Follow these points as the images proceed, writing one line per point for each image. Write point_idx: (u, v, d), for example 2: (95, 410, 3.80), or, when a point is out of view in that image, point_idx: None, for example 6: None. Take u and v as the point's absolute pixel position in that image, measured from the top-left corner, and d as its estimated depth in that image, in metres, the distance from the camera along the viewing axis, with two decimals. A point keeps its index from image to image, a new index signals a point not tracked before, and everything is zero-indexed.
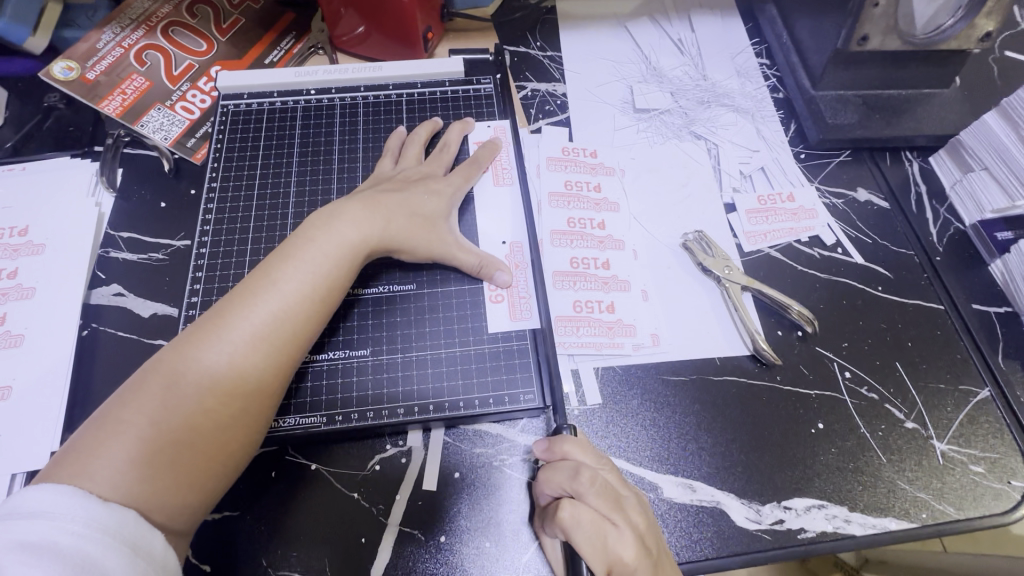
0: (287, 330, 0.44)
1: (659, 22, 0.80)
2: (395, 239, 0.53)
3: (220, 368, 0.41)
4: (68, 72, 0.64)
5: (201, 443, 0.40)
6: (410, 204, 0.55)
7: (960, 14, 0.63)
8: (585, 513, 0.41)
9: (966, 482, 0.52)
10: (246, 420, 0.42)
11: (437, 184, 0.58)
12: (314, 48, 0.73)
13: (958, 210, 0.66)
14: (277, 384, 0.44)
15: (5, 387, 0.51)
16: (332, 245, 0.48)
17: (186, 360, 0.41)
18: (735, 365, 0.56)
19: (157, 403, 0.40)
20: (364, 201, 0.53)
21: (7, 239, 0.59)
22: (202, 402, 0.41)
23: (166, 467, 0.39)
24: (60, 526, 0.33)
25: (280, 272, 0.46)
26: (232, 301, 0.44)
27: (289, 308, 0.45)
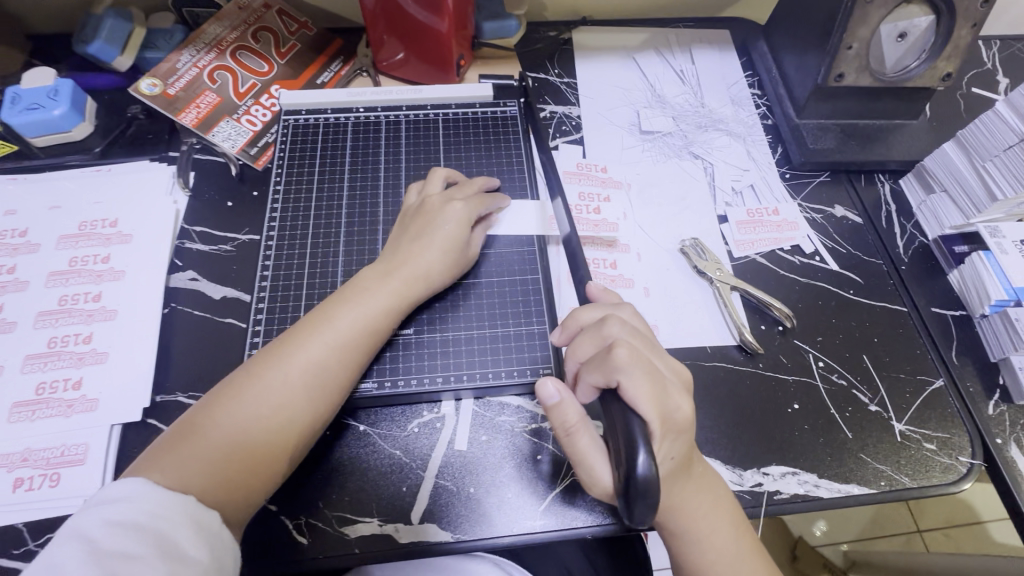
0: (335, 365, 0.54)
1: (663, 55, 0.90)
2: (430, 275, 0.60)
3: (276, 390, 0.52)
4: (153, 88, 0.74)
5: (252, 452, 0.50)
6: (441, 241, 0.60)
7: (923, 57, 0.73)
8: (638, 354, 0.46)
9: (920, 456, 0.61)
10: (292, 437, 0.52)
11: (454, 206, 0.62)
12: (360, 70, 0.84)
13: (923, 225, 0.76)
14: (320, 411, 0.53)
15: (102, 353, 0.60)
16: (383, 293, 0.57)
17: (252, 383, 0.52)
18: (723, 353, 0.65)
19: (227, 420, 0.50)
20: (401, 255, 0.60)
21: (99, 229, 0.68)
22: (260, 420, 0.51)
23: (223, 468, 0.48)
24: (138, 507, 0.42)
25: (336, 314, 0.55)
26: (294, 336, 0.54)
27: (338, 346, 0.54)
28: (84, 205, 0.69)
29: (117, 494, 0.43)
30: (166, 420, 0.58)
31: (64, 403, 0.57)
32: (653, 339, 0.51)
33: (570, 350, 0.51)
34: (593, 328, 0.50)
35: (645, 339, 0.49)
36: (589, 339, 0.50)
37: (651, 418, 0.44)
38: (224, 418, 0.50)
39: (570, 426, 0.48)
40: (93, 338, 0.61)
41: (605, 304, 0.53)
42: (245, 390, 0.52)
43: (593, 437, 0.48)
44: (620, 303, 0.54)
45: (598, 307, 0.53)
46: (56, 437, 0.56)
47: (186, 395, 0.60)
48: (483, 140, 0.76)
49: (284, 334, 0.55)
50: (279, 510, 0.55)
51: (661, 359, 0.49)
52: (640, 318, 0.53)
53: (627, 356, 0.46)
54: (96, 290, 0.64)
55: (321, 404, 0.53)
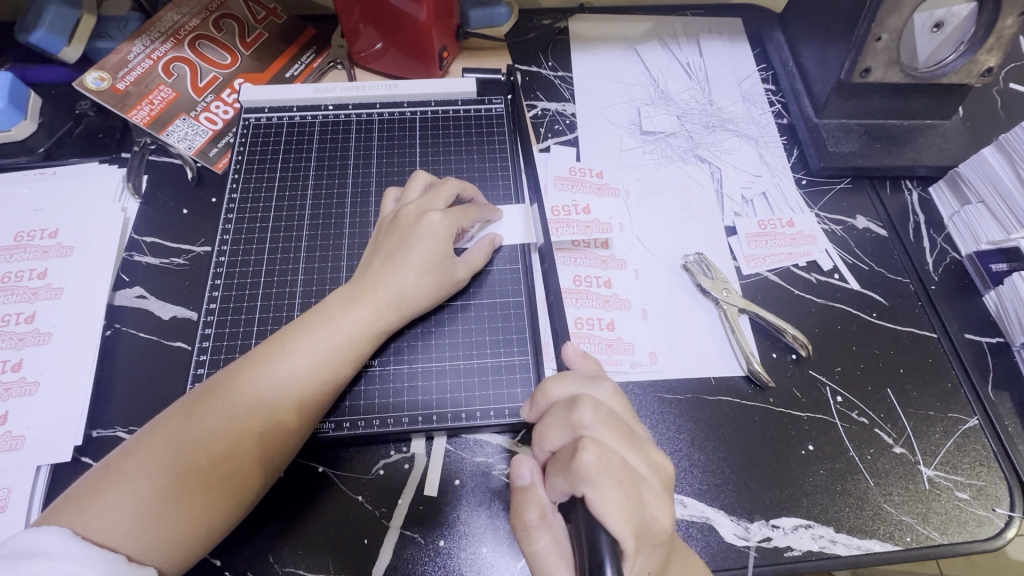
0: (292, 402, 0.47)
1: (668, 46, 0.82)
2: (405, 301, 0.53)
3: (223, 431, 0.45)
4: (100, 82, 0.67)
5: (188, 501, 0.42)
6: (422, 259, 0.53)
7: (961, 50, 0.65)
8: (611, 455, 0.40)
9: (951, 507, 0.54)
10: (241, 484, 0.45)
11: (433, 218, 0.55)
12: (333, 63, 0.76)
13: (955, 240, 0.68)
14: (274, 455, 0.46)
15: (33, 381, 0.54)
16: (350, 323, 0.50)
17: (195, 421, 0.45)
18: (730, 385, 0.58)
19: (161, 457, 0.43)
20: (372, 277, 0.53)
21: (37, 240, 0.62)
22: (202, 465, 0.43)
23: (158, 522, 0.41)
24: (60, 567, 0.35)
25: (296, 343, 0.49)
26: (245, 367, 0.47)
27: (295, 378, 0.47)
28: (22, 213, 0.63)
29: (37, 547, 0.36)
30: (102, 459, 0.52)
31: None
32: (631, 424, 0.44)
33: (539, 434, 0.44)
34: (563, 413, 0.43)
35: (622, 429, 0.42)
36: (558, 426, 0.43)
37: (625, 536, 0.37)
38: (156, 459, 0.43)
39: (530, 523, 0.41)
40: (23, 366, 0.55)
41: (579, 378, 0.47)
42: (185, 429, 0.44)
43: (555, 535, 0.41)
44: (596, 377, 0.47)
45: (572, 381, 0.46)
46: None
47: (126, 430, 0.53)
48: (466, 141, 0.69)
49: (234, 364, 0.48)
50: (223, 565, 0.49)
51: (640, 453, 0.42)
52: (616, 397, 0.46)
53: (596, 461, 0.38)
54: (30, 310, 0.58)
55: (276, 446, 0.46)
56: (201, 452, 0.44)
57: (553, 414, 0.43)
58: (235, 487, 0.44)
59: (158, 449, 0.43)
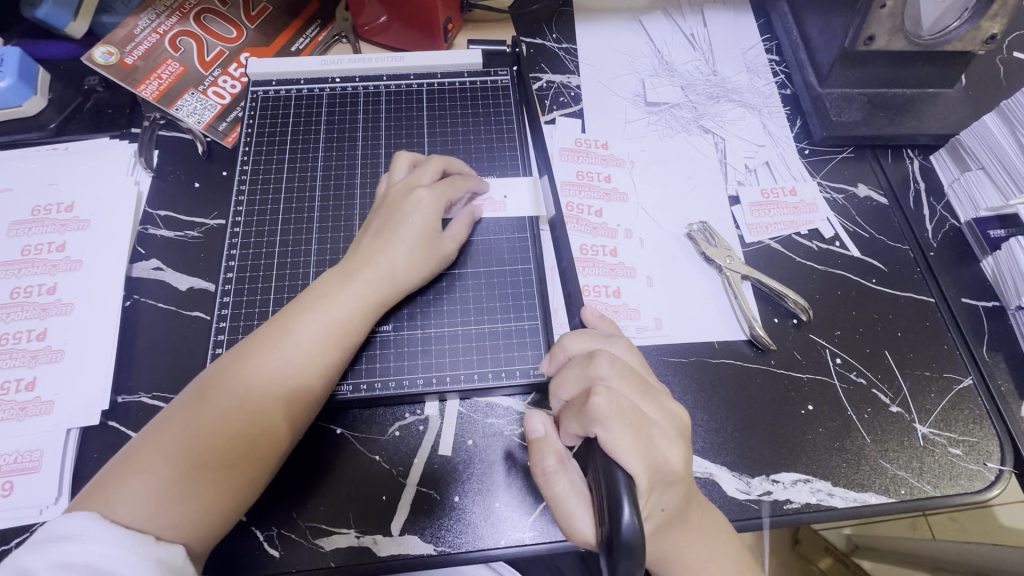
0: (295, 380, 0.48)
1: (672, 17, 0.82)
2: (400, 274, 0.54)
3: (233, 414, 0.46)
4: (108, 57, 0.68)
5: (208, 481, 0.44)
6: (410, 233, 0.54)
7: (965, 16, 0.65)
8: (623, 397, 0.41)
9: (944, 462, 0.56)
10: (255, 461, 0.46)
11: (420, 193, 0.56)
12: (338, 37, 0.76)
13: (955, 207, 0.69)
14: (282, 431, 0.48)
15: (58, 350, 0.56)
16: (349, 298, 0.52)
17: (204, 407, 0.46)
18: (733, 349, 0.60)
19: (176, 443, 0.45)
20: (366, 254, 0.54)
21: (54, 214, 0.63)
22: (215, 446, 0.45)
23: (181, 501, 0.43)
24: (91, 547, 0.38)
25: (297, 323, 0.50)
26: (251, 350, 0.49)
27: (296, 357, 0.49)
28: (38, 188, 0.64)
29: (66, 531, 0.38)
30: (129, 423, 0.54)
31: (16, 405, 0.53)
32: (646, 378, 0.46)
33: (553, 387, 0.46)
34: (580, 365, 0.45)
35: (639, 381, 0.44)
36: (573, 376, 0.45)
37: (638, 472, 0.39)
38: (172, 445, 0.45)
39: (549, 467, 0.43)
40: (48, 335, 0.57)
41: (597, 336, 0.49)
42: (196, 415, 0.46)
43: (573, 480, 0.43)
44: (613, 335, 0.49)
45: (590, 337, 0.49)
46: (9, 442, 0.52)
47: (151, 395, 0.55)
48: (472, 114, 0.69)
49: (238, 349, 0.50)
50: (249, 521, 0.51)
51: (656, 403, 0.44)
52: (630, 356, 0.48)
53: (607, 403, 0.40)
54: (50, 282, 0.59)
55: (285, 422, 0.48)
56: (215, 435, 0.45)
57: (569, 367, 0.46)
58: (252, 464, 0.46)
59: (174, 435, 0.45)
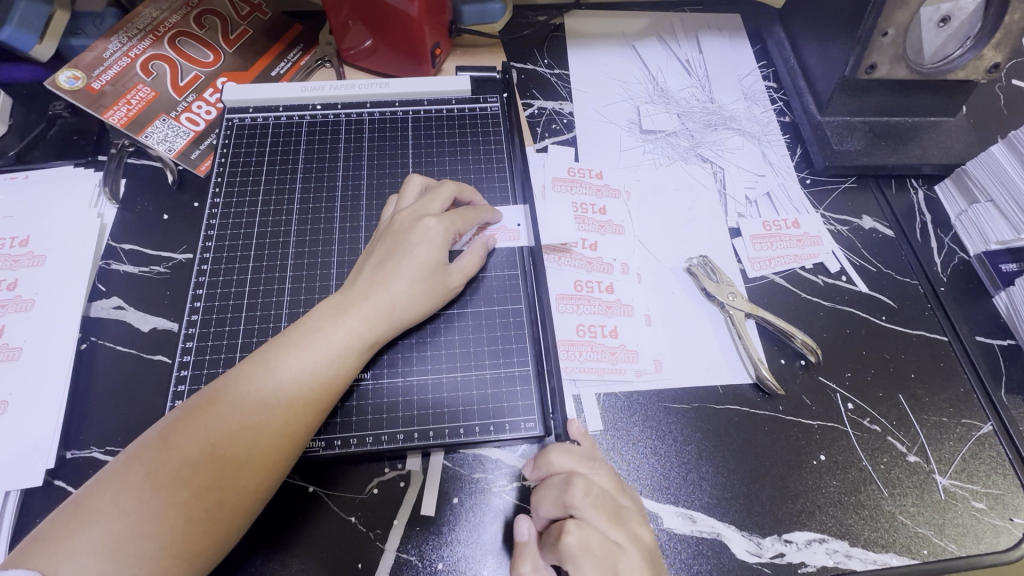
0: (279, 421, 0.44)
1: (667, 43, 0.80)
2: (399, 311, 0.50)
3: (207, 459, 0.41)
4: (73, 81, 0.64)
5: (170, 536, 0.39)
6: (412, 265, 0.51)
7: (968, 44, 0.63)
8: (593, 535, 0.41)
9: (968, 518, 0.52)
10: (228, 513, 0.41)
11: (428, 224, 0.52)
12: (321, 61, 0.73)
13: (963, 240, 0.66)
14: (259, 480, 0.43)
15: (1, 401, 0.51)
16: (341, 335, 0.47)
17: (173, 449, 0.41)
18: (737, 393, 0.56)
19: (136, 491, 0.39)
20: (362, 290, 0.50)
21: (7, 249, 0.58)
22: (184, 495, 0.40)
23: (137, 562, 0.37)
24: None
25: (281, 361, 0.46)
26: (229, 388, 0.44)
27: (281, 397, 0.44)
28: None
29: None
30: (76, 483, 0.49)
31: None
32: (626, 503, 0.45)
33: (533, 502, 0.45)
34: (556, 489, 0.44)
35: (610, 508, 0.43)
36: (550, 499, 0.44)
37: None
38: (132, 494, 0.39)
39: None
40: None
41: (581, 455, 0.47)
42: (164, 458, 0.41)
43: None
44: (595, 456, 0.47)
45: (573, 454, 0.46)
46: None
47: (103, 451, 0.50)
48: (460, 143, 0.66)
49: (214, 386, 0.45)
50: None
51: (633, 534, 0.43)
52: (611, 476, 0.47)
53: (578, 541, 0.41)
54: None
55: (264, 469, 0.43)
56: (183, 483, 0.40)
57: (548, 487, 0.45)
58: (221, 519, 0.41)
59: (134, 481, 0.40)
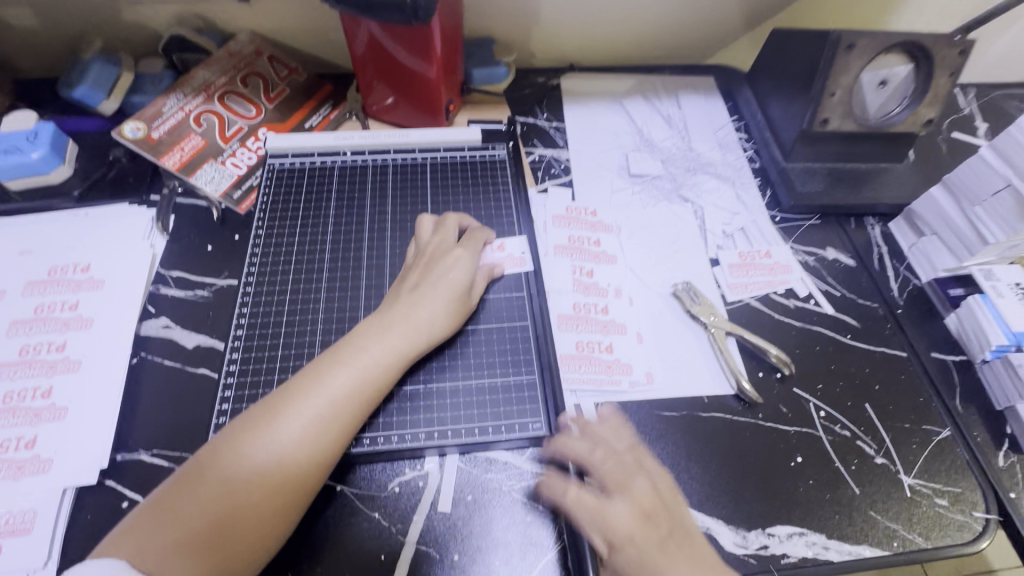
0: (329, 430, 0.49)
1: (650, 100, 0.92)
2: (433, 329, 0.57)
3: (269, 464, 0.47)
4: (136, 132, 0.73)
5: (242, 531, 0.45)
6: (443, 289, 0.59)
7: (906, 103, 0.75)
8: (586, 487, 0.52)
9: (932, 513, 0.57)
10: (283, 512, 0.47)
11: (456, 254, 0.62)
12: (348, 114, 0.84)
13: (915, 268, 0.75)
14: (311, 483, 0.48)
15: (62, 408, 0.57)
16: (382, 350, 0.54)
17: (240, 455, 0.47)
18: (721, 403, 0.63)
19: (211, 491, 0.45)
20: (400, 309, 0.57)
21: (70, 275, 0.65)
22: (250, 496, 0.46)
23: (216, 554, 0.43)
24: None
25: (331, 374, 0.52)
26: (287, 399, 0.50)
27: (331, 407, 0.50)
28: (57, 250, 0.67)
29: None
30: (126, 482, 0.54)
31: (14, 464, 0.53)
32: (639, 471, 0.53)
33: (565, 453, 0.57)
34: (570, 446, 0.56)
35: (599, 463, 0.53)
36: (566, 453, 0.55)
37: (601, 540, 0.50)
38: (209, 495, 0.45)
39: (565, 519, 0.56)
40: (53, 393, 0.57)
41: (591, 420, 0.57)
42: (232, 463, 0.46)
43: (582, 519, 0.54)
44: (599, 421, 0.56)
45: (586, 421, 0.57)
46: (4, 502, 0.51)
47: (150, 454, 0.55)
48: (471, 185, 0.75)
49: (272, 397, 0.50)
50: None
51: (635, 495, 0.51)
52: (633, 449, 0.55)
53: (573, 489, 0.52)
54: (61, 339, 0.61)
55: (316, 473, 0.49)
56: (251, 485, 0.46)
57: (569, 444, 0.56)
58: (282, 515, 0.47)
59: (209, 483, 0.45)
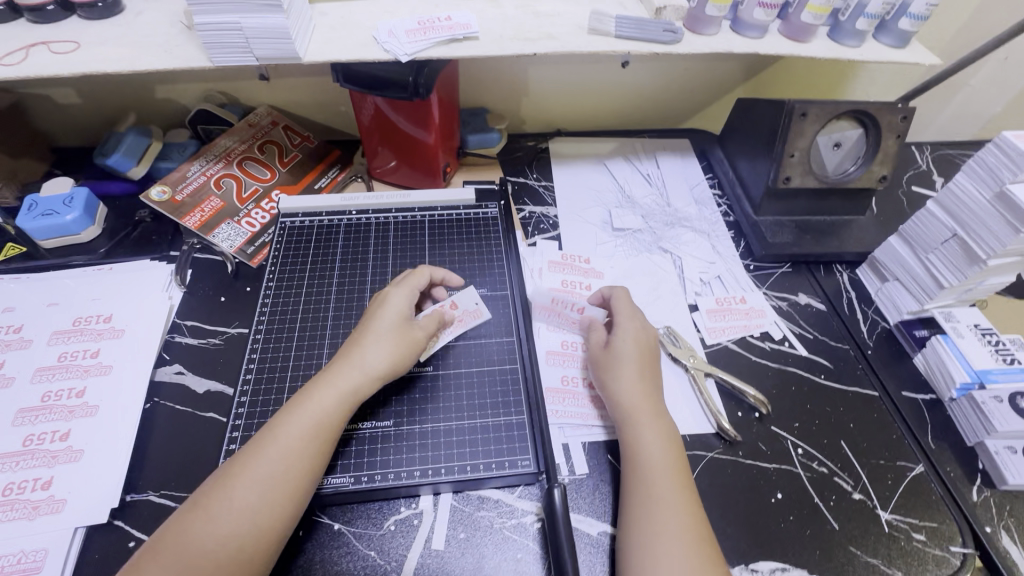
0: (291, 477, 0.51)
1: (631, 161, 1.00)
2: (375, 366, 0.59)
3: (237, 513, 0.48)
4: (162, 194, 0.79)
5: None
6: (382, 328, 0.61)
7: (858, 162, 0.83)
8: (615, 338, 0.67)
9: (911, 548, 0.59)
10: (254, 559, 0.48)
11: (390, 293, 0.65)
12: (354, 176, 0.93)
13: (883, 311, 0.80)
14: (276, 531, 0.49)
15: (78, 450, 0.60)
16: (329, 392, 0.56)
17: (210, 513, 0.48)
18: (703, 441, 0.66)
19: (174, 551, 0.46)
20: (344, 353, 0.60)
21: (93, 325, 0.71)
22: (223, 554, 0.47)
23: None
24: None
25: (285, 422, 0.54)
26: (246, 453, 0.52)
27: (290, 456, 0.52)
28: (82, 302, 0.73)
29: None
30: (134, 522, 0.56)
31: (30, 504, 0.56)
32: (652, 338, 0.68)
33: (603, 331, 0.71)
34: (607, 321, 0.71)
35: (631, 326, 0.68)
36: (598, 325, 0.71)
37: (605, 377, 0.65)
38: (171, 555, 0.46)
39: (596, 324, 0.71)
40: (71, 436, 0.61)
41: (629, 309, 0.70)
42: (202, 520, 0.48)
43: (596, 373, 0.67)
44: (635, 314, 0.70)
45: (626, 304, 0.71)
46: (16, 542, 0.54)
47: (159, 494, 0.58)
48: (466, 239, 0.82)
49: (234, 456, 0.52)
50: None
51: (641, 337, 0.67)
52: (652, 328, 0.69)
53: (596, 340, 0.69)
54: (81, 385, 0.65)
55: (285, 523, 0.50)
56: (210, 541, 0.47)
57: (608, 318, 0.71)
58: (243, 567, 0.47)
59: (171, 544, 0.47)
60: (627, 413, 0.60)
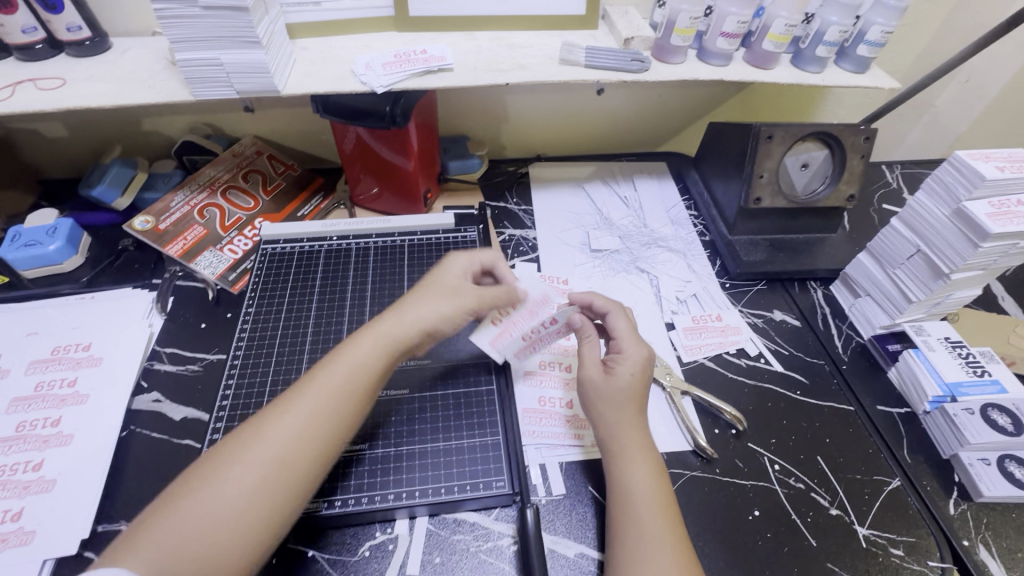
0: (328, 423, 0.53)
1: (609, 184, 1.03)
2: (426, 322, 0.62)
3: (276, 450, 0.50)
4: (145, 224, 0.81)
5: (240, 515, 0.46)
6: (433, 289, 0.65)
7: (827, 181, 0.86)
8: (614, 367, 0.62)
9: (889, 564, 0.59)
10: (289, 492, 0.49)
11: (450, 260, 0.69)
12: (337, 204, 0.94)
13: (857, 326, 0.81)
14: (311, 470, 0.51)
15: (50, 480, 0.60)
16: (371, 344, 0.58)
17: (248, 449, 0.49)
18: (681, 459, 0.66)
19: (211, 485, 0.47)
20: (395, 308, 0.63)
21: (72, 353, 0.71)
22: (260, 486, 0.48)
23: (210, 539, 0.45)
24: None
25: (327, 369, 0.56)
26: (287, 399, 0.54)
27: (330, 404, 0.54)
28: (62, 331, 0.73)
29: None
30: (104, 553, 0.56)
31: None
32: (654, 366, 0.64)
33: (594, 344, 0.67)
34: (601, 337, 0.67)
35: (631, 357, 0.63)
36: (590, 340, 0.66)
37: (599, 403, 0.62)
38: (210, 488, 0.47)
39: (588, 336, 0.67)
40: (43, 466, 0.61)
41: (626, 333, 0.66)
42: (240, 456, 0.49)
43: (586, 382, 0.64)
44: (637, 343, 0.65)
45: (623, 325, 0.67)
46: None
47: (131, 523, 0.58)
48: None
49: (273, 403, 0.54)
50: None
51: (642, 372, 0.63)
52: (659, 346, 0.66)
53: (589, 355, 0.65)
54: (57, 414, 0.65)
55: (304, 487, 0.50)
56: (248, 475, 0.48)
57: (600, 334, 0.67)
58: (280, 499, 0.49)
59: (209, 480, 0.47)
60: (615, 450, 0.59)
